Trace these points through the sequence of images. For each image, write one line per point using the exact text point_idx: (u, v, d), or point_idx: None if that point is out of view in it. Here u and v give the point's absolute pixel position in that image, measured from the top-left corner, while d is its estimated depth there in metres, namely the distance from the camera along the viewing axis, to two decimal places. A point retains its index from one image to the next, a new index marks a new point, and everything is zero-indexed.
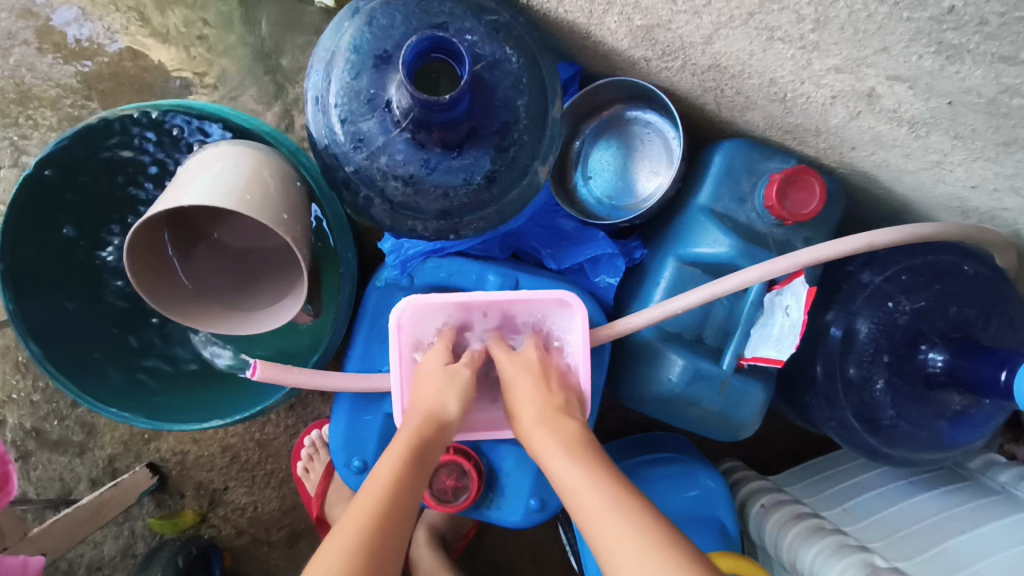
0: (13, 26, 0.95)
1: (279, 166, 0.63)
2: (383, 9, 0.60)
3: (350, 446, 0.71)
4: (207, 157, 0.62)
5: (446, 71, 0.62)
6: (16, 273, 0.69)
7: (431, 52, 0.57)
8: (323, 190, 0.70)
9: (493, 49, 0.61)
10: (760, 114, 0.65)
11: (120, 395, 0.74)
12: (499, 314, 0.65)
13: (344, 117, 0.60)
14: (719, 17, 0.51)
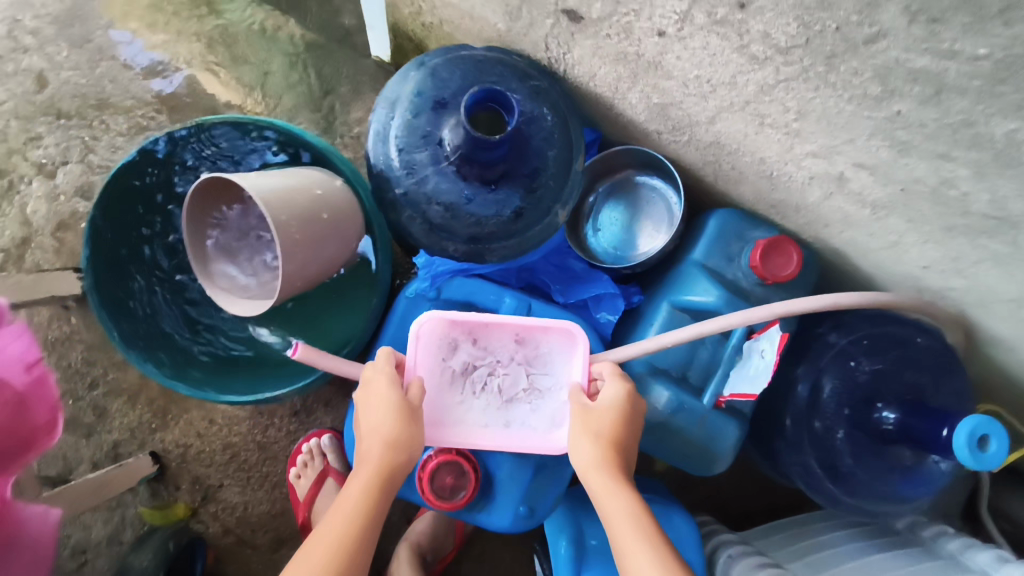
0: (105, 42, 1.07)
1: (342, 234, 0.72)
2: (445, 65, 0.72)
3: None
4: (322, 194, 0.70)
5: (490, 121, 0.73)
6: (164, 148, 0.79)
7: (483, 103, 0.68)
8: (373, 214, 0.81)
9: (533, 107, 0.72)
10: (751, 189, 0.76)
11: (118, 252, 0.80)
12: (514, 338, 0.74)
13: (401, 147, 0.71)
14: (722, 102, 0.63)
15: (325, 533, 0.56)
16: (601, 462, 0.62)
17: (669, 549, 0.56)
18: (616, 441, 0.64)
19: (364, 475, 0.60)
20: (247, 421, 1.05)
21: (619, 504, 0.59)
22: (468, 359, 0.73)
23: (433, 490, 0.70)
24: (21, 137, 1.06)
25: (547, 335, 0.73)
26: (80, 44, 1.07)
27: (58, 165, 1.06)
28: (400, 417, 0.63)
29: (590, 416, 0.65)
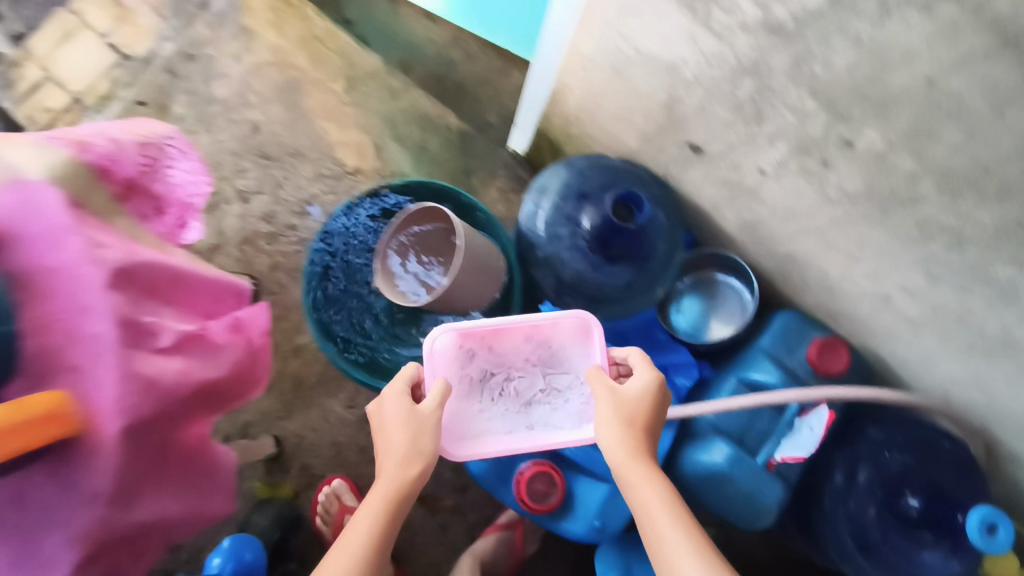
0: (309, 109, 1.38)
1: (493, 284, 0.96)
2: (589, 168, 0.95)
3: None
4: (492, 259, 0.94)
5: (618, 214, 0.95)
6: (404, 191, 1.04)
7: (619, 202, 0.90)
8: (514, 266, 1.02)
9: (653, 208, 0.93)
10: (814, 298, 0.95)
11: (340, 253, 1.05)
12: (525, 339, 0.80)
13: (548, 225, 0.93)
14: (799, 227, 0.83)
15: (355, 542, 0.62)
16: (628, 455, 0.65)
17: (699, 536, 0.59)
18: (641, 432, 0.67)
19: (379, 495, 0.65)
20: (354, 425, 1.25)
21: (651, 495, 0.62)
22: (483, 366, 0.79)
23: (529, 494, 0.89)
24: (229, 169, 1.35)
25: (555, 332, 0.80)
26: (289, 107, 1.37)
27: (253, 194, 1.34)
28: (411, 429, 0.68)
29: (619, 401, 0.68)
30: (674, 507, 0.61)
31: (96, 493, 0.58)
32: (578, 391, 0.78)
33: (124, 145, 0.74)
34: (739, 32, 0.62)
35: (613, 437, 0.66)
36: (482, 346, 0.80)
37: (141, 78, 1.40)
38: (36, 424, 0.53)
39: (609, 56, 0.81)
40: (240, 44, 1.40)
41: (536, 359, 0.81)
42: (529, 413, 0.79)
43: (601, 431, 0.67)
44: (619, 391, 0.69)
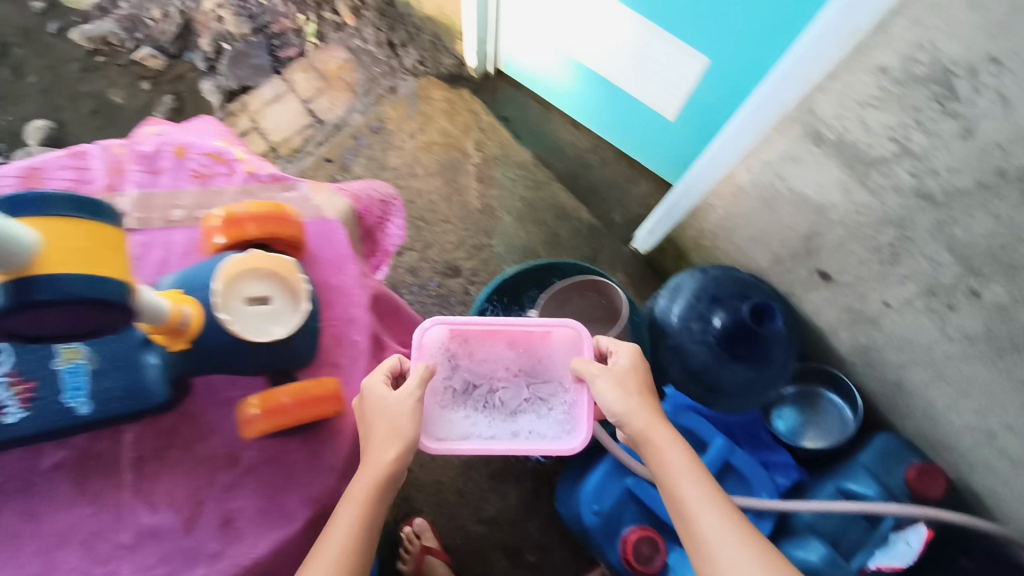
0: (465, 186, 1.61)
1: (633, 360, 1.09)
2: (722, 275, 1.11)
3: (595, 495, 1.03)
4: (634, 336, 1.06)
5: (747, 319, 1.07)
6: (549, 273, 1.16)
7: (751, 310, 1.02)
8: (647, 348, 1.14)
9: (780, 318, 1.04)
10: (915, 424, 1.04)
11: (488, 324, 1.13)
12: (507, 348, 0.89)
13: (681, 317, 1.09)
14: (913, 357, 0.94)
15: (341, 529, 0.65)
16: (646, 425, 0.76)
17: (713, 490, 0.72)
18: (645, 398, 0.78)
19: (366, 482, 0.67)
20: (457, 468, 1.37)
21: (676, 457, 0.74)
22: (466, 375, 0.86)
23: (633, 554, 0.98)
24: None
25: (536, 341, 0.89)
26: (448, 182, 1.61)
27: (406, 249, 1.55)
28: (391, 415, 0.68)
29: (618, 373, 0.78)
30: (695, 467, 0.74)
31: (332, 466, 0.74)
32: (561, 396, 0.85)
33: (378, 201, 0.94)
34: (891, 192, 0.78)
35: (626, 406, 0.76)
36: (465, 352, 0.88)
37: (331, 140, 1.66)
38: (322, 401, 0.69)
39: (761, 190, 0.98)
40: (417, 124, 1.66)
41: (518, 368, 0.88)
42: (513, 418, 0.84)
43: (607, 403, 0.77)
44: (620, 370, 0.79)
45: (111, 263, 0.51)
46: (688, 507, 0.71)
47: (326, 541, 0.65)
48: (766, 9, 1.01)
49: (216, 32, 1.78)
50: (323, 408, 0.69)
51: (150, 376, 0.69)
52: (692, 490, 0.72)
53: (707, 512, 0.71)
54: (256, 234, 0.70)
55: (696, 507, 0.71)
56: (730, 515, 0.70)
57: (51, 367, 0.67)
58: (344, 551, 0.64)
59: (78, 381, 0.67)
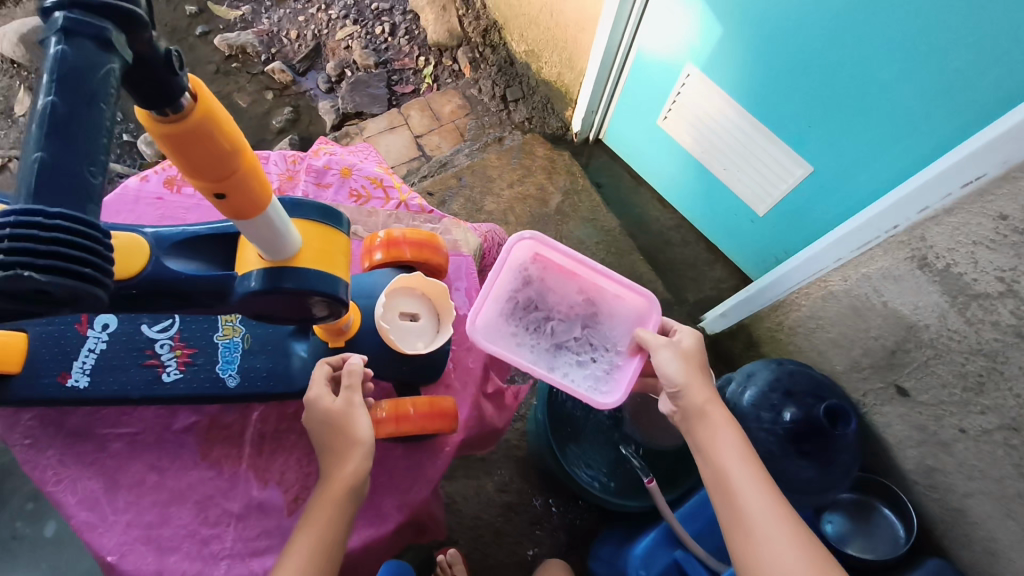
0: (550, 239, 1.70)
1: None
2: (797, 371, 1.14)
3: (643, 559, 1.02)
4: None
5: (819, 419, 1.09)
6: None
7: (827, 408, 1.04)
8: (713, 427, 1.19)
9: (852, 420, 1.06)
10: (971, 555, 1.04)
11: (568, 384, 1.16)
12: (577, 292, 0.96)
13: (752, 402, 1.14)
14: (982, 487, 0.96)
15: (301, 546, 0.64)
16: (704, 401, 0.84)
17: (757, 472, 0.79)
18: (703, 377, 0.86)
19: (328, 494, 0.66)
20: (498, 508, 1.40)
21: (729, 436, 0.81)
22: (535, 293, 0.94)
23: None
24: None
25: (607, 296, 0.96)
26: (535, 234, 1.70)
27: None
28: (333, 429, 0.68)
29: (681, 348, 0.87)
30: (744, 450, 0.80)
31: None
32: (607, 354, 0.93)
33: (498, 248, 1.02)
34: (989, 326, 0.83)
35: (686, 380, 0.84)
36: (540, 275, 0.95)
37: (434, 175, 1.77)
38: (439, 417, 0.76)
39: (852, 298, 1.04)
40: (516, 175, 1.76)
41: (582, 310, 0.95)
42: (556, 352, 0.92)
43: (667, 375, 0.85)
44: (683, 348, 0.87)
45: (336, 247, 0.55)
46: (733, 480, 0.78)
47: (290, 554, 0.64)
48: (874, 135, 1.11)
49: (341, 59, 1.95)
50: (440, 423, 0.76)
51: (295, 364, 0.75)
52: (738, 468, 0.79)
53: (749, 491, 0.77)
54: (409, 256, 0.78)
55: (741, 485, 0.77)
56: (770, 499, 0.76)
57: (213, 340, 0.75)
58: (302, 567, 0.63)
59: (232, 355, 0.75)
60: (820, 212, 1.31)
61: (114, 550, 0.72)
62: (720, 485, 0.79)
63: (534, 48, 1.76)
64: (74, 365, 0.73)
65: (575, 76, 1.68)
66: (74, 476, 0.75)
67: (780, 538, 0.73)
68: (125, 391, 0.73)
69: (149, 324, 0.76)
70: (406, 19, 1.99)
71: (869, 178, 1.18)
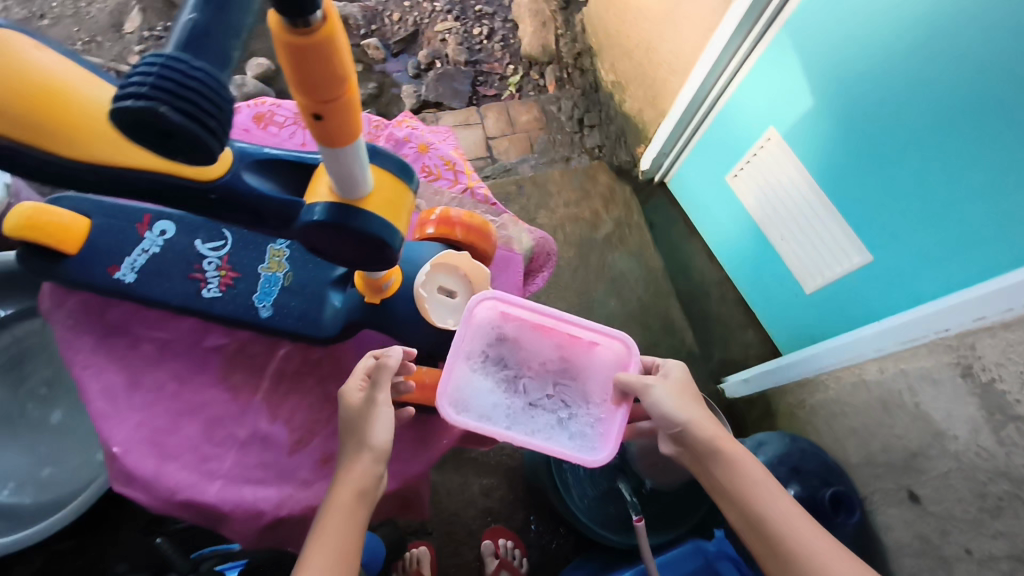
0: (592, 265, 1.70)
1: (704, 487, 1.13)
2: (811, 452, 1.12)
3: None
4: None
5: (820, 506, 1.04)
6: None
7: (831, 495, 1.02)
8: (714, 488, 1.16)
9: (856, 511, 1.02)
10: None
11: None
12: (552, 346, 0.85)
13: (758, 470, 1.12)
14: None
15: (320, 542, 0.66)
16: (714, 435, 0.78)
17: (789, 504, 0.75)
18: (699, 404, 0.81)
19: (342, 491, 0.69)
20: (478, 512, 1.40)
21: (754, 469, 0.77)
22: (503, 355, 0.83)
23: None
24: None
25: (582, 349, 0.85)
26: (580, 257, 1.71)
27: None
28: (356, 433, 0.71)
29: (669, 384, 0.81)
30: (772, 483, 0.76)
31: None
32: (587, 407, 0.83)
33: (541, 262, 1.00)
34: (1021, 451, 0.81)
35: (691, 418, 0.78)
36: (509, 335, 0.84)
37: (496, 178, 1.80)
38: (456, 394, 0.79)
39: (884, 392, 1.03)
40: (575, 198, 1.78)
41: (557, 369, 0.84)
42: (536, 415, 0.81)
43: (669, 414, 0.79)
44: (676, 385, 0.81)
45: (402, 203, 0.54)
46: (772, 520, 0.73)
47: (310, 552, 0.66)
48: (937, 240, 1.11)
49: (435, 50, 2.00)
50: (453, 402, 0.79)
51: (326, 313, 0.75)
52: (771, 505, 0.74)
53: (792, 529, 0.72)
54: (461, 237, 0.79)
55: (782, 524, 0.73)
56: (814, 533, 0.72)
57: (257, 269, 0.77)
58: (328, 558, 0.65)
59: (271, 288, 0.76)
60: (869, 302, 1.29)
61: (121, 443, 0.74)
62: (756, 526, 0.74)
63: (622, 80, 1.79)
64: (126, 261, 0.76)
65: (654, 115, 1.70)
66: (101, 365, 0.77)
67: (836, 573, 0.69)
68: (165, 297, 0.75)
69: (202, 240, 0.77)
70: (505, 26, 2.04)
71: (927, 280, 1.16)
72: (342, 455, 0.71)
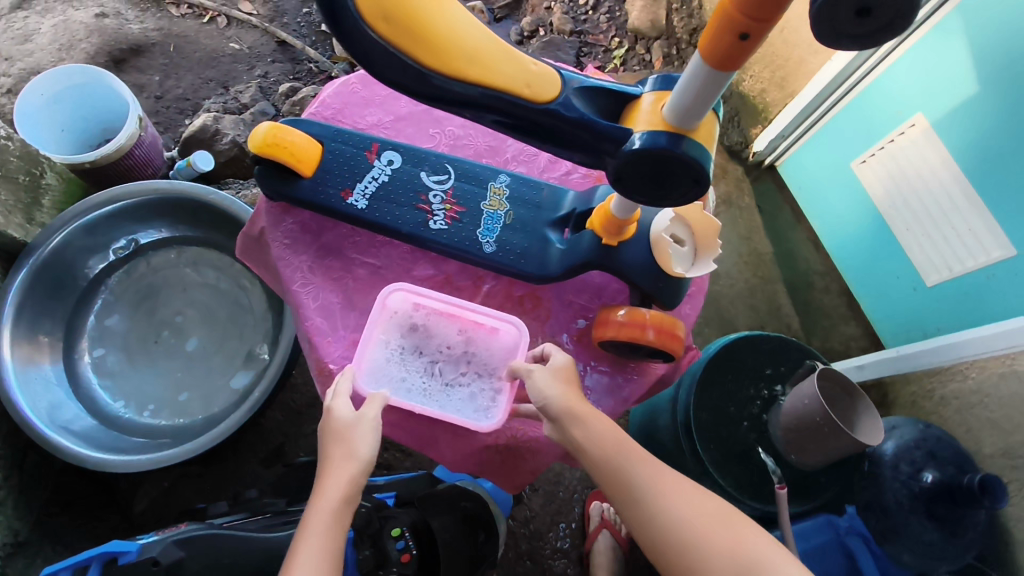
0: None
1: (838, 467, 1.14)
2: (947, 439, 1.13)
3: None
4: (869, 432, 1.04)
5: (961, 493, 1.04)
6: (760, 349, 1.18)
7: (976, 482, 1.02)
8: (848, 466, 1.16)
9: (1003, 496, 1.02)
10: None
11: (716, 377, 1.14)
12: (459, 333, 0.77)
13: (892, 453, 1.13)
14: None
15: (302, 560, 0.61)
16: (579, 408, 0.70)
17: (651, 466, 0.70)
18: (572, 382, 0.72)
19: (324, 503, 0.64)
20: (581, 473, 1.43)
21: (612, 436, 0.70)
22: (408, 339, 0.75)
23: None
24: None
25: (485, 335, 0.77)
26: None
27: None
28: (333, 443, 0.66)
29: (553, 369, 0.71)
30: (634, 449, 0.70)
31: (625, 399, 0.80)
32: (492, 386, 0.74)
33: None
34: None
35: (563, 396, 0.70)
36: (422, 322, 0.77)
37: None
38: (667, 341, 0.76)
39: None
40: None
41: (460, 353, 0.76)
42: (438, 397, 0.73)
43: (540, 397, 0.70)
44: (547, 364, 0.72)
45: (712, 131, 0.54)
46: (635, 487, 0.68)
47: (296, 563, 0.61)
48: None
49: (540, 18, 1.99)
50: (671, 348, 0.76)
51: (551, 254, 0.76)
52: (639, 471, 0.69)
53: (659, 489, 0.68)
54: None
55: (649, 488, 0.68)
56: (681, 497, 0.68)
57: (480, 205, 0.78)
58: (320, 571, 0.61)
59: (494, 225, 0.78)
60: (1007, 297, 1.27)
61: (335, 360, 0.76)
62: (619, 491, 0.69)
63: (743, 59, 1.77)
64: (357, 186, 0.78)
65: (780, 97, 1.69)
66: (318, 283, 0.79)
67: (686, 522, 0.66)
68: (394, 225, 0.77)
69: (428, 172, 0.79)
70: None
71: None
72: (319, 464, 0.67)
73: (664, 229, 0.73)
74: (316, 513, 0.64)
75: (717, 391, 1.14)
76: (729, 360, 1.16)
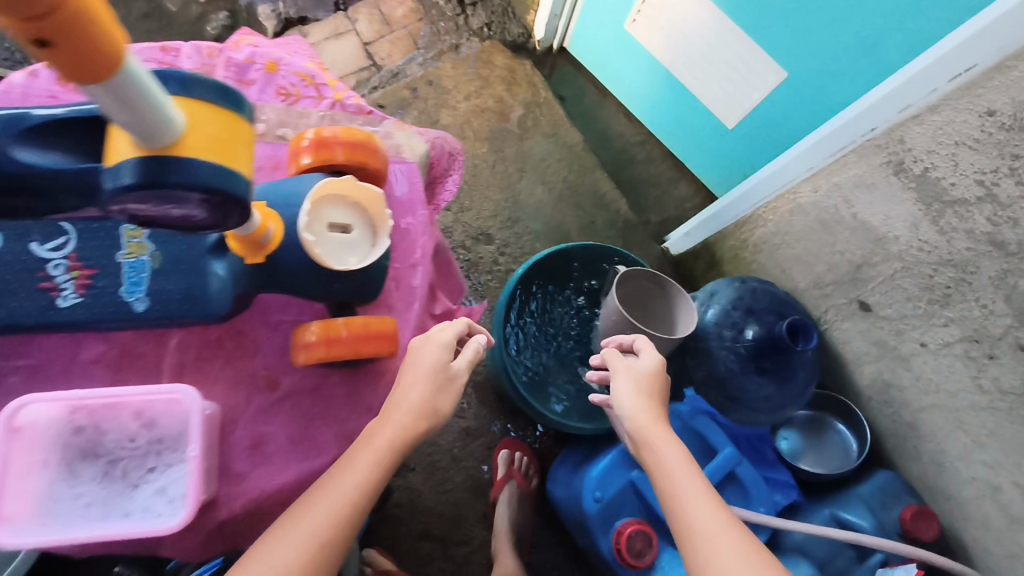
0: (511, 156, 1.59)
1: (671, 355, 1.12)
2: (761, 290, 1.12)
3: (599, 483, 1.02)
4: (686, 315, 1.00)
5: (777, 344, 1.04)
6: (572, 257, 1.16)
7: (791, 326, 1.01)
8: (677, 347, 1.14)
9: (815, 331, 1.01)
10: (917, 468, 1.06)
11: (526, 298, 1.15)
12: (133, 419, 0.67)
13: (715, 323, 1.11)
14: (937, 401, 0.97)
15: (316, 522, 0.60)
16: (649, 423, 0.79)
17: (713, 496, 0.71)
18: (655, 403, 0.82)
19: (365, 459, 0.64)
20: (455, 434, 1.38)
21: (679, 462, 0.75)
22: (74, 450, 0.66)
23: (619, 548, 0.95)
24: None
25: (161, 411, 0.67)
26: (494, 150, 1.59)
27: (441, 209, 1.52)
28: (426, 391, 0.69)
29: (640, 378, 0.84)
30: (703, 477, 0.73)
31: (371, 407, 0.71)
32: (184, 467, 0.66)
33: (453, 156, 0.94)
34: (961, 236, 0.79)
35: (637, 410, 0.80)
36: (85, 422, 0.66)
37: (385, 87, 1.61)
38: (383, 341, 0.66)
39: (821, 211, 1.00)
40: (474, 87, 1.63)
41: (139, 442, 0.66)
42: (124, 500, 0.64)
43: (621, 401, 0.82)
44: (636, 368, 0.85)
45: (238, 139, 0.46)
46: (694, 524, 0.68)
47: (338, 481, 0.62)
48: (843, 35, 1.05)
49: None
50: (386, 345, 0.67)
51: (213, 289, 0.64)
52: (694, 506, 0.70)
53: (711, 532, 0.67)
54: (342, 159, 0.68)
55: (703, 530, 0.68)
56: (736, 542, 0.66)
57: (115, 259, 0.65)
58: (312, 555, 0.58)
59: (139, 277, 0.65)
60: (791, 125, 1.25)
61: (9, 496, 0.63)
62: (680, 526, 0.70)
63: None
64: None
65: None
66: None
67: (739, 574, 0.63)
68: (16, 319, 0.63)
69: (38, 241, 0.65)
70: None
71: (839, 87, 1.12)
72: (399, 389, 0.69)
73: (307, 225, 0.60)
74: (369, 440, 0.65)
75: (531, 311, 1.15)
76: (540, 276, 1.15)
